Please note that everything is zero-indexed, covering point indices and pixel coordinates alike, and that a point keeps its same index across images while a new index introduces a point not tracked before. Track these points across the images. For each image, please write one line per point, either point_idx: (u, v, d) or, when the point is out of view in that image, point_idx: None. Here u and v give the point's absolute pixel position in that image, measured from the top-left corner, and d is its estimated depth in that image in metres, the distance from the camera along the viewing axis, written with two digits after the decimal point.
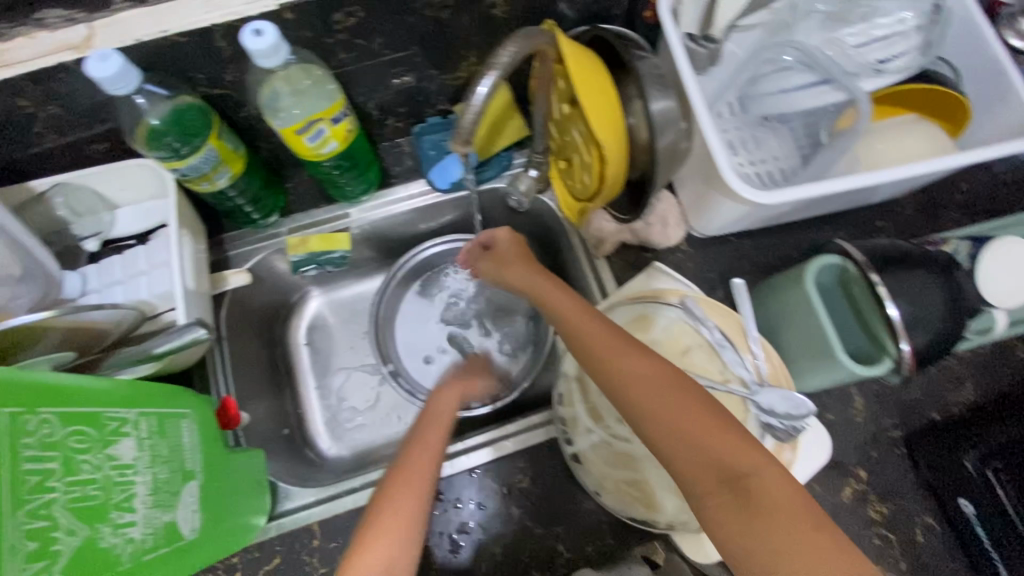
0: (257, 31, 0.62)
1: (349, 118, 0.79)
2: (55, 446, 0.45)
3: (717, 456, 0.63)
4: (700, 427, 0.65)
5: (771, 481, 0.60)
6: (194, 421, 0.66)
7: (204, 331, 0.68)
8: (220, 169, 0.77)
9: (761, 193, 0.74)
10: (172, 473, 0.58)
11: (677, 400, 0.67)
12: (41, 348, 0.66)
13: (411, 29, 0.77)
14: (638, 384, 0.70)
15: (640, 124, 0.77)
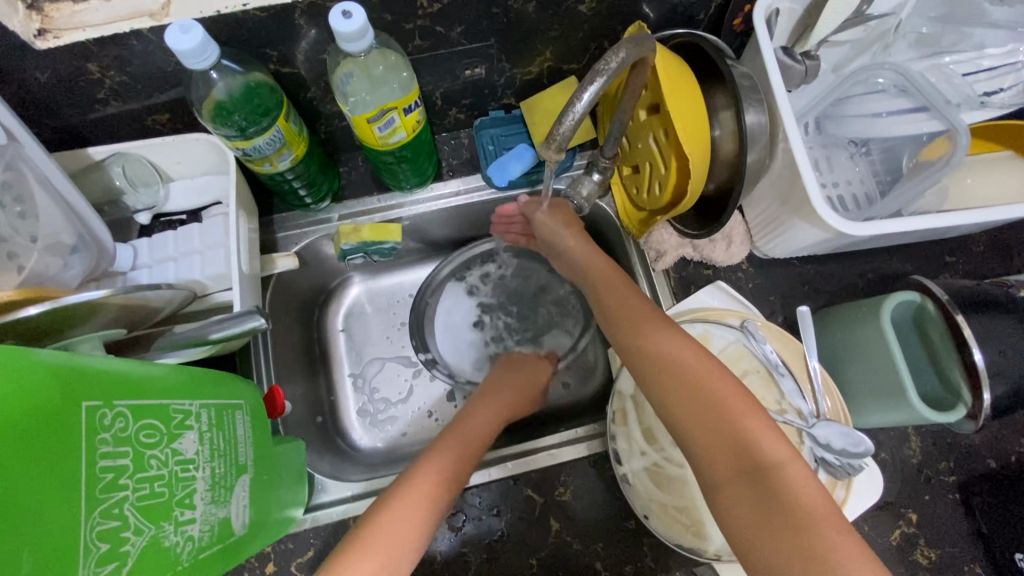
0: (344, 14, 0.59)
1: (420, 109, 0.75)
2: (127, 442, 0.43)
3: (742, 444, 0.62)
4: (731, 414, 0.64)
5: (798, 477, 0.59)
6: (247, 413, 0.64)
7: (261, 321, 0.67)
8: (284, 151, 0.75)
9: (846, 222, 0.71)
10: (228, 467, 0.56)
11: (709, 383, 0.66)
12: (94, 325, 0.63)
13: (492, 19, 0.74)
14: (668, 365, 0.69)
15: (726, 140, 0.74)
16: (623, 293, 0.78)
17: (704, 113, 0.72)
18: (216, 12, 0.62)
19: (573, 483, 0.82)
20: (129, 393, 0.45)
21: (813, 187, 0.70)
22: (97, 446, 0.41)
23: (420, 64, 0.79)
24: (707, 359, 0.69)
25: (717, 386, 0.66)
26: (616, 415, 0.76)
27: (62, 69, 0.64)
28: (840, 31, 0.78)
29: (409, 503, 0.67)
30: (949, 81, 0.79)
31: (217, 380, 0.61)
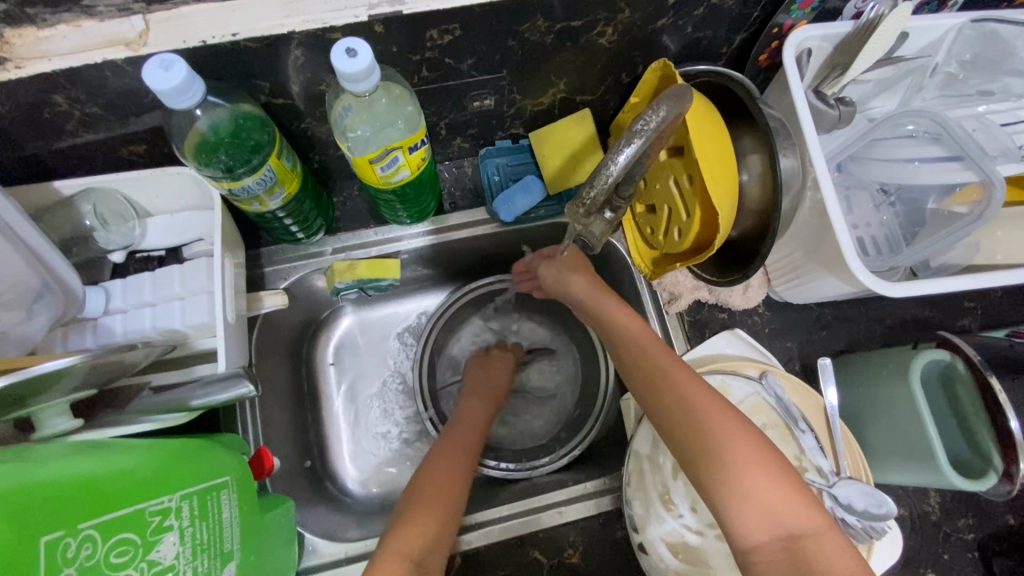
0: (349, 50, 0.53)
1: (426, 146, 0.69)
2: (93, 569, 0.37)
3: (770, 509, 0.57)
4: (759, 475, 0.59)
5: (833, 548, 0.55)
6: (233, 489, 0.57)
7: (249, 387, 0.60)
8: (275, 190, 0.68)
9: (879, 280, 0.67)
10: (212, 562, 0.50)
11: (731, 438, 0.61)
12: (61, 391, 0.56)
13: (507, 51, 0.68)
14: (695, 412, 0.63)
15: (752, 188, 0.69)
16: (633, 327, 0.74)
17: (733, 161, 0.67)
18: (200, 42, 0.55)
19: (582, 543, 0.77)
20: (96, 507, 0.39)
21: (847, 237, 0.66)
22: None
23: (426, 95, 0.73)
24: (725, 410, 0.63)
25: (743, 437, 0.61)
26: (632, 477, 0.72)
27: (23, 100, 0.57)
28: (869, 70, 0.75)
29: (407, 545, 0.62)
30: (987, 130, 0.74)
31: (197, 456, 0.55)
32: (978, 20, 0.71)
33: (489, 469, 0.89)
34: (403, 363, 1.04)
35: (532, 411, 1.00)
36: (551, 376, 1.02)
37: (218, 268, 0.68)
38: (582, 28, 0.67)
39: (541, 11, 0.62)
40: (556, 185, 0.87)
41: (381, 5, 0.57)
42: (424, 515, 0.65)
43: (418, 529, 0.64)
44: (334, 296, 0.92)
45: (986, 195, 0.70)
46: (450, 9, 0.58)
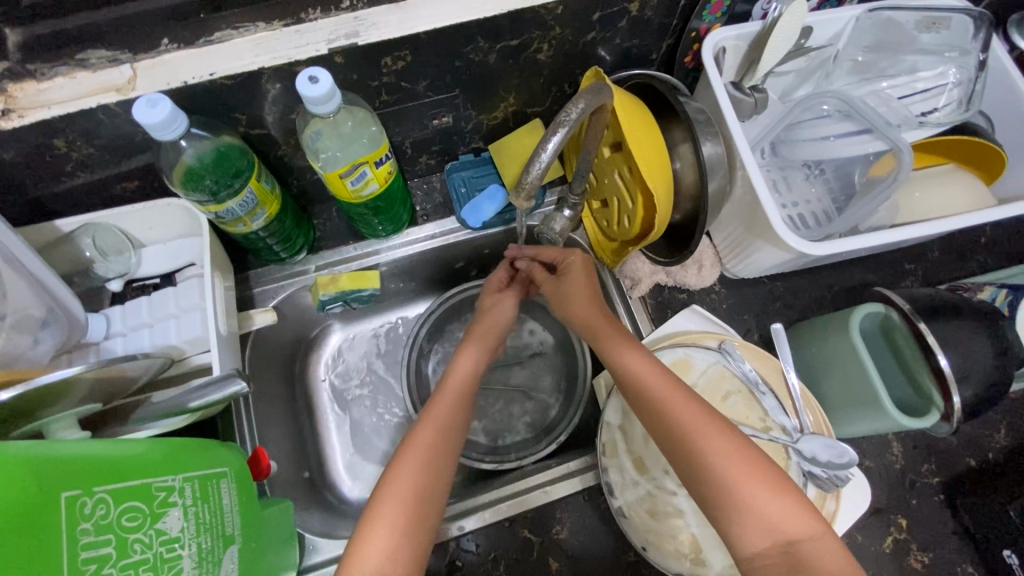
0: (312, 78, 0.61)
1: (391, 160, 0.77)
2: (107, 529, 0.43)
3: (766, 521, 0.61)
4: (759, 486, 0.62)
5: (828, 551, 0.59)
6: (233, 480, 0.62)
7: (242, 385, 0.65)
8: (257, 211, 0.75)
9: (806, 242, 0.74)
10: (215, 541, 0.54)
11: (726, 454, 0.64)
12: (68, 402, 0.61)
13: (457, 72, 0.77)
14: (692, 424, 0.66)
15: (685, 175, 0.77)
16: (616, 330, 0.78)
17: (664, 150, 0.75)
18: (182, 82, 0.63)
19: (570, 520, 0.81)
20: (108, 476, 0.45)
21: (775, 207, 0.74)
22: (77, 536, 0.40)
23: (389, 117, 0.82)
24: (719, 420, 0.67)
25: (737, 447, 0.64)
26: (606, 447, 0.77)
27: (27, 146, 0.64)
28: (783, 62, 0.84)
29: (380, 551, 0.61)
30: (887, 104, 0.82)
31: (199, 447, 0.59)
32: (872, 9, 0.81)
33: (477, 463, 0.92)
34: (392, 372, 1.09)
35: (519, 405, 1.05)
36: (533, 372, 1.07)
37: (207, 286, 0.74)
38: (521, 47, 0.76)
39: (481, 33, 0.71)
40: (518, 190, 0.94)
41: (339, 38, 0.66)
42: (386, 522, 0.63)
43: (379, 537, 0.62)
44: (319, 312, 0.99)
45: (898, 161, 0.77)
46: (400, 36, 0.67)
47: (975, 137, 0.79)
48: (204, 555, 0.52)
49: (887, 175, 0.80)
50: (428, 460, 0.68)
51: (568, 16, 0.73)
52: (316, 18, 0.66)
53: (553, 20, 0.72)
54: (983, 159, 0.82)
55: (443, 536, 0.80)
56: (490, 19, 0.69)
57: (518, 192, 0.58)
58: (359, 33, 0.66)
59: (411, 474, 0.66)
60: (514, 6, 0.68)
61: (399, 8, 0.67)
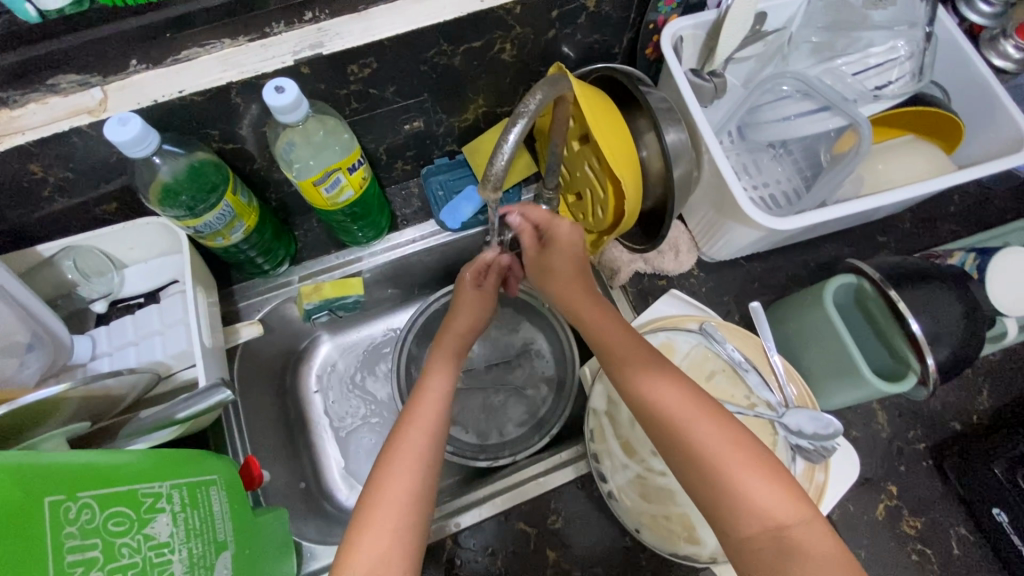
0: (279, 89, 0.63)
1: (365, 166, 0.79)
2: (94, 533, 0.43)
3: (754, 506, 0.61)
4: (749, 474, 0.62)
5: (816, 535, 0.59)
6: (223, 487, 0.63)
7: (228, 393, 0.67)
8: (234, 224, 0.76)
9: (773, 217, 0.75)
10: (206, 546, 0.55)
11: (713, 440, 0.64)
12: (55, 423, 0.62)
13: (424, 77, 0.79)
14: (683, 412, 0.66)
15: (652, 162, 0.78)
16: (602, 312, 0.78)
17: (629, 140, 0.76)
18: (152, 101, 0.65)
19: (564, 509, 0.82)
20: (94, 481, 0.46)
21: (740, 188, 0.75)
22: (63, 540, 0.41)
23: (361, 125, 0.83)
24: (710, 408, 0.66)
25: (727, 436, 0.64)
26: (594, 433, 0.78)
27: (3, 173, 0.65)
28: (742, 48, 0.86)
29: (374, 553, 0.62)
30: (842, 81, 0.85)
31: (188, 456, 0.60)
32: None
33: (472, 462, 0.93)
34: (383, 379, 1.10)
35: (510, 403, 1.06)
36: (523, 369, 1.08)
37: (190, 301, 0.75)
38: (484, 49, 0.78)
39: (443, 36, 0.73)
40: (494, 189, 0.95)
41: (304, 49, 0.68)
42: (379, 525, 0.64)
43: (373, 540, 0.63)
44: (307, 322, 1.00)
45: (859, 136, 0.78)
46: (365, 44, 0.69)
47: (931, 107, 0.82)
48: (196, 560, 0.52)
49: (850, 150, 0.82)
50: (413, 463, 0.68)
51: (526, 16, 0.75)
52: (280, 30, 0.68)
53: (513, 19, 0.74)
54: (943, 128, 0.84)
55: (440, 534, 0.81)
56: (450, 22, 0.71)
57: (485, 184, 0.59)
58: (323, 43, 0.68)
59: (400, 478, 0.67)
60: (473, 9, 0.70)
61: (361, 16, 0.69)
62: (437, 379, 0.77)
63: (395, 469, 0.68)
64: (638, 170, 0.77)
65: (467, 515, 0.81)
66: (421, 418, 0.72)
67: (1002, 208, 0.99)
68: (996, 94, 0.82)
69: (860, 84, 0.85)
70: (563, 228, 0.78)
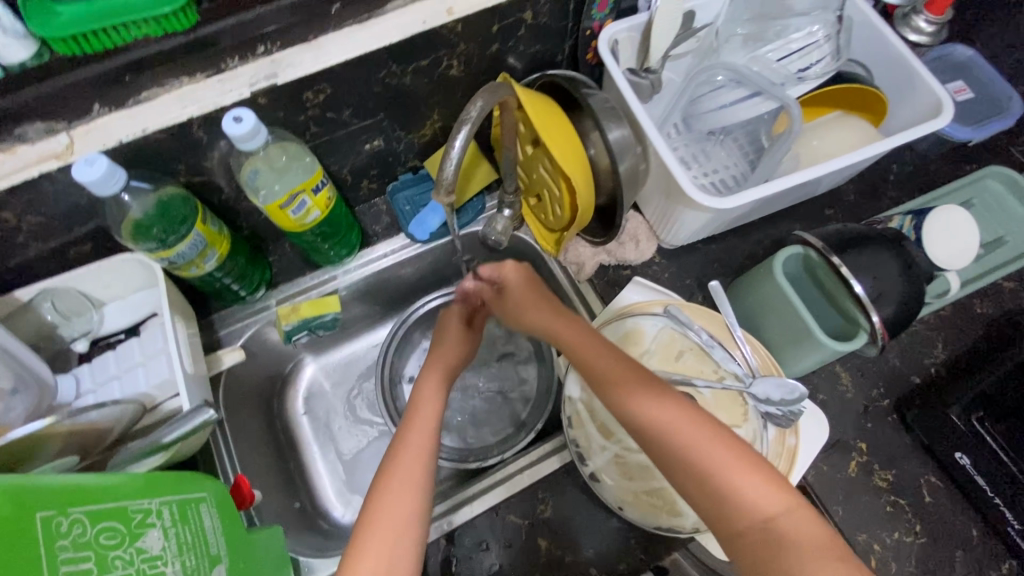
0: (236, 118, 0.68)
1: (328, 186, 0.83)
2: (87, 546, 0.46)
3: (739, 502, 0.62)
4: (735, 471, 0.62)
5: (804, 524, 0.60)
6: (214, 504, 0.65)
7: (213, 412, 0.70)
8: (207, 252, 0.80)
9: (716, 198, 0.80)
10: (200, 559, 0.57)
11: (695, 442, 0.64)
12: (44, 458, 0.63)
13: (378, 97, 0.83)
14: (664, 418, 0.66)
15: (601, 160, 0.83)
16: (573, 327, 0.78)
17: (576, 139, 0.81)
18: (118, 141, 0.68)
19: (552, 498, 0.85)
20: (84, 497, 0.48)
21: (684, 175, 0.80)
22: (57, 552, 0.43)
23: (322, 148, 0.87)
24: (690, 410, 0.67)
25: (710, 435, 0.65)
26: (571, 420, 0.82)
27: None
28: (676, 45, 0.92)
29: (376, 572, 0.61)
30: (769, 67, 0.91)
31: (177, 474, 0.62)
32: None
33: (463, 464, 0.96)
34: (368, 394, 1.12)
35: (495, 404, 1.09)
36: (504, 370, 1.11)
37: (171, 330, 0.77)
38: (432, 67, 0.82)
39: (391, 58, 0.77)
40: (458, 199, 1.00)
41: (260, 80, 0.72)
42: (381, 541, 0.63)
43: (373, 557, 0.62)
44: (288, 343, 1.03)
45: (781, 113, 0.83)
46: (317, 70, 0.73)
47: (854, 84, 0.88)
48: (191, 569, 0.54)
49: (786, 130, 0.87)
50: (411, 474, 0.67)
51: (468, 32, 0.80)
52: (236, 64, 0.72)
53: (456, 37, 0.79)
54: (869, 102, 0.90)
55: (433, 535, 0.83)
56: (396, 44, 0.75)
57: (439, 189, 0.64)
58: (277, 73, 0.72)
59: (400, 497, 0.65)
60: (416, 30, 0.75)
61: (312, 46, 0.74)
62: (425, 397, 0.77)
63: (393, 488, 0.66)
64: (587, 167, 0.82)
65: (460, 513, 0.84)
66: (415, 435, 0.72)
67: (938, 172, 1.05)
68: (912, 66, 0.88)
69: (785, 69, 0.92)
70: (510, 269, 0.85)
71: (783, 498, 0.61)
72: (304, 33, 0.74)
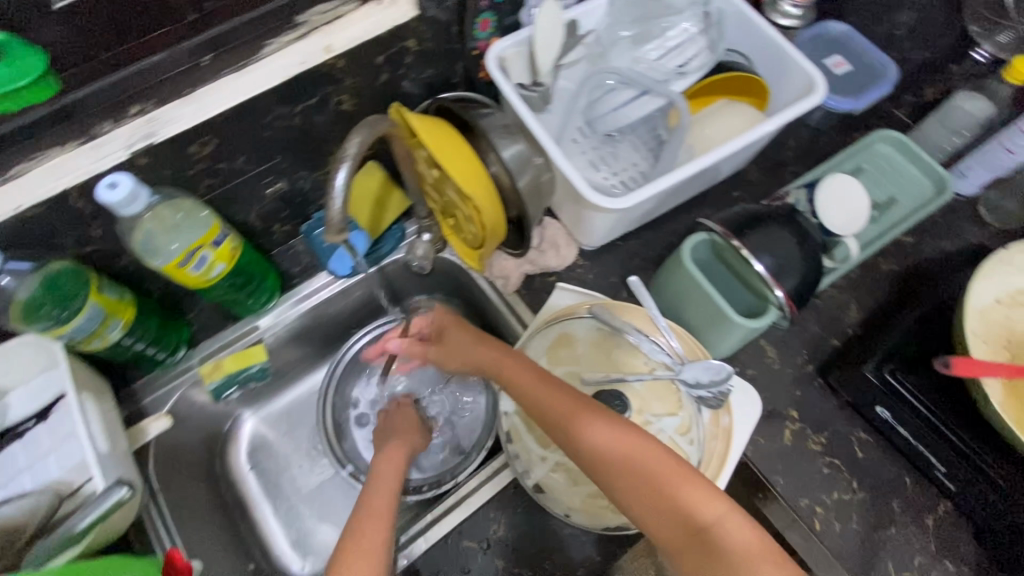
0: (113, 183, 0.66)
1: (230, 238, 0.84)
2: None
3: (674, 512, 0.65)
4: (669, 484, 0.66)
5: (737, 527, 0.62)
6: None
7: (129, 488, 0.72)
8: (108, 322, 0.79)
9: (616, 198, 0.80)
10: None
11: (633, 461, 0.68)
12: None
13: (269, 136, 0.81)
14: (601, 443, 0.69)
15: (502, 176, 0.84)
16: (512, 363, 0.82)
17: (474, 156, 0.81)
18: None
19: (504, 516, 0.84)
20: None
21: (580, 182, 0.80)
22: None
23: (220, 199, 0.85)
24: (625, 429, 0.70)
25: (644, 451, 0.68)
26: (511, 435, 0.85)
27: None
28: (564, 53, 0.93)
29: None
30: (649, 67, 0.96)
31: None
32: None
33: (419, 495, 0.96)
34: (315, 438, 1.09)
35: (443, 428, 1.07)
36: (450, 392, 1.10)
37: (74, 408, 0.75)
38: (316, 103, 0.81)
39: (273, 99, 0.76)
40: (374, 229, 1.00)
41: (138, 139, 0.69)
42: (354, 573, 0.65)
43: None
44: (218, 400, 1.03)
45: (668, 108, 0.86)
46: (203, 119, 0.72)
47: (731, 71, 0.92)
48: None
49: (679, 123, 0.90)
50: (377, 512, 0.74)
51: (352, 63, 0.79)
52: (111, 126, 0.68)
53: (339, 73, 0.79)
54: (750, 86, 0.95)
55: None
56: (279, 83, 0.74)
57: (330, 229, 0.68)
58: (155, 130, 0.70)
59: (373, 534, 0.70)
60: (293, 67, 0.74)
61: (192, 96, 0.71)
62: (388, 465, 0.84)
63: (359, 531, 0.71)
64: (489, 185, 0.82)
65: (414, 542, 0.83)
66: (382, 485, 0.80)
67: (832, 141, 1.10)
68: (784, 48, 0.92)
69: (664, 65, 0.96)
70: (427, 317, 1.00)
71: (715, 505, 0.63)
72: (176, 84, 0.70)
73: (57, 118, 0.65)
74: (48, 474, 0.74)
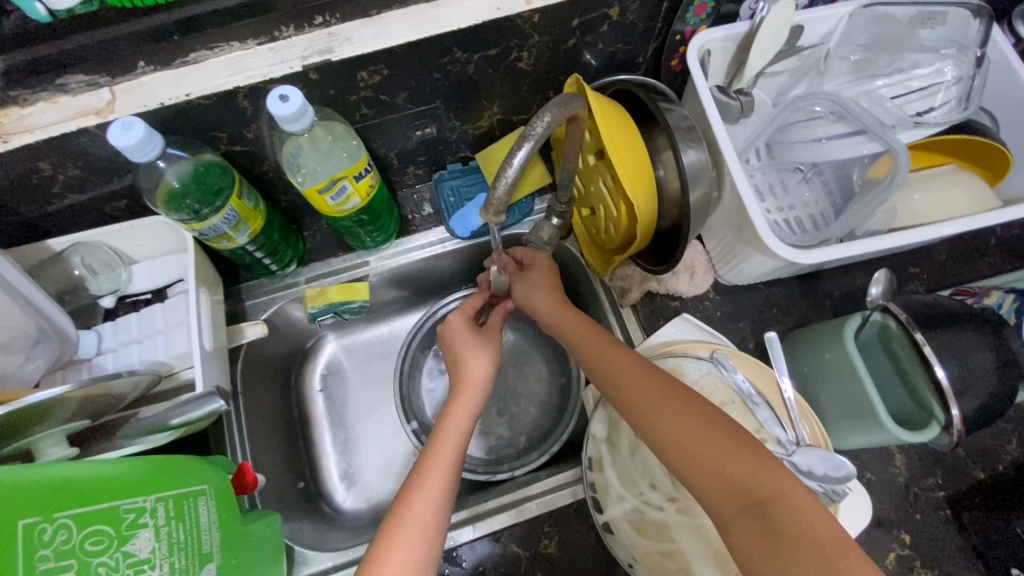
0: (281, 94, 0.44)
1: (375, 172, 0.56)
2: (68, 554, 0.31)
3: (740, 478, 0.41)
4: (744, 475, 0.41)
5: (803, 512, 0.39)
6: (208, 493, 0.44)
7: (334, 342, 0.77)
8: (241, 228, 0.54)
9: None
10: (190, 560, 0.39)
11: (680, 426, 0.44)
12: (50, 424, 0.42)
13: (577, 31, 0.53)
14: (654, 403, 0.46)
15: (670, 183, 0.51)
16: (566, 308, 0.55)
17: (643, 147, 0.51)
18: None
19: None
20: (67, 495, 0.32)
21: (836, 253, 0.50)
22: (31, 565, 0.29)
23: None
24: (665, 385, 0.47)
25: (700, 438, 0.43)
26: None
27: (7, 178, 0.46)
28: None
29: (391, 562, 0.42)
30: None
31: (176, 459, 0.43)
32: None
33: (470, 475, 0.64)
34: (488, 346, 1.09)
35: None
36: None
37: (192, 299, 0.52)
38: (671, 54, 0.59)
39: (627, 36, 0.55)
40: (581, 231, 0.65)
41: (313, 54, 0.46)
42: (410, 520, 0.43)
43: (401, 563, 0.41)
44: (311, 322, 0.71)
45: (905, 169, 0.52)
46: (430, 35, 0.47)
47: None
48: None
49: None
50: (441, 468, 0.46)
51: (732, 14, 0.57)
52: (291, 33, 0.46)
53: None
54: None
55: None
56: None
57: (486, 208, 0.42)
58: (334, 48, 0.46)
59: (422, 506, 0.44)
60: (666, 4, 0.52)
61: (431, 4, 0.48)
62: (482, 359, 0.54)
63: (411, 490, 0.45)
64: (655, 196, 0.51)
65: (487, 566, 0.56)
66: (450, 432, 0.49)
67: None
68: None
69: None
70: None
71: (776, 483, 0.40)
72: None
73: (245, 15, 0.45)
74: (153, 354, 0.54)
